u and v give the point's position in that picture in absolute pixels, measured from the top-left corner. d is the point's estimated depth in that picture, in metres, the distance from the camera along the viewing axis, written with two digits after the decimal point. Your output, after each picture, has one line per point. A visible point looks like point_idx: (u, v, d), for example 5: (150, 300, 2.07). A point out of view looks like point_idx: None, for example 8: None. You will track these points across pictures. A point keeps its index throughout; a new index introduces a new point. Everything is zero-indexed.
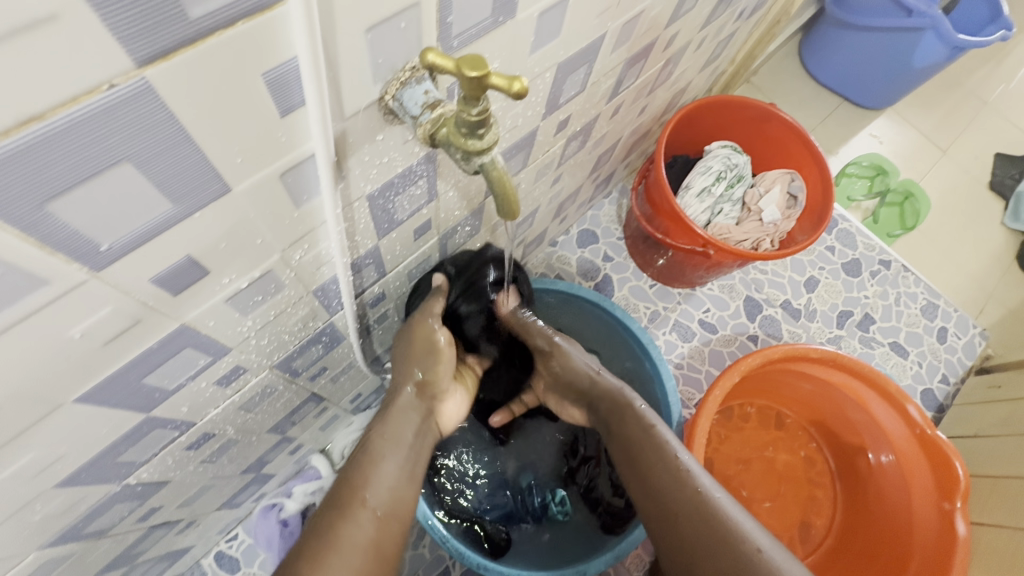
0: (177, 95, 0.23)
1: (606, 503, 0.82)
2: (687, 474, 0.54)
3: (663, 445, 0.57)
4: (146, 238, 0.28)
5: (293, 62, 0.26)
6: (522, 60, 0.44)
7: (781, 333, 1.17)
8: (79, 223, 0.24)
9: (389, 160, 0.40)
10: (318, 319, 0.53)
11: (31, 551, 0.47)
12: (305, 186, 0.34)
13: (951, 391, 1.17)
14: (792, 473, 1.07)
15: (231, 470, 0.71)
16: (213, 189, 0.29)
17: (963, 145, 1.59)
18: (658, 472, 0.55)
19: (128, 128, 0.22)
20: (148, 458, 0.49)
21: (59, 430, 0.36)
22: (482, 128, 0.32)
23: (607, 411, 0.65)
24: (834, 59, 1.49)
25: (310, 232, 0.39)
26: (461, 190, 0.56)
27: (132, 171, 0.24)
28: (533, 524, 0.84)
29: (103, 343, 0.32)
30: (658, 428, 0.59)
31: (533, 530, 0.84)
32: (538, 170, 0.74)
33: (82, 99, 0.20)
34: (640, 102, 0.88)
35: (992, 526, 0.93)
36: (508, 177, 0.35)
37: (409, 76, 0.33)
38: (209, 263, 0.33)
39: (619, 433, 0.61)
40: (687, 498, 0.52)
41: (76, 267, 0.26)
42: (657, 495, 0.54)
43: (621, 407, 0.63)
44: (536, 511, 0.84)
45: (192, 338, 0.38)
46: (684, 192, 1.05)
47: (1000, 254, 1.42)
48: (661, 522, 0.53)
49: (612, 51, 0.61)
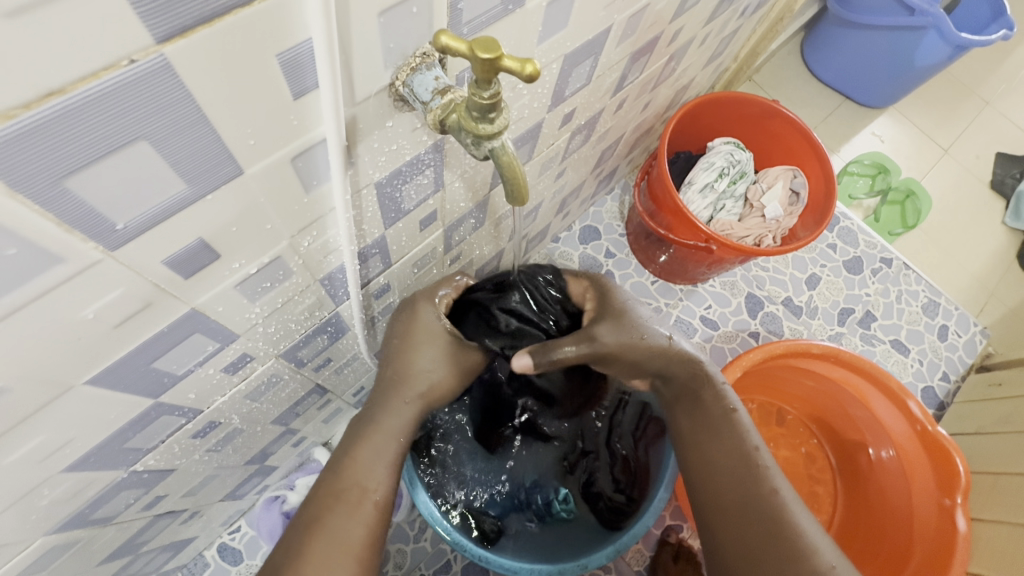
0: (195, 73, 0.23)
1: (607, 498, 0.82)
2: (762, 471, 0.58)
3: (741, 430, 0.61)
4: (160, 219, 0.28)
5: (307, 44, 0.26)
6: (530, 49, 0.44)
7: (782, 330, 1.17)
8: (95, 201, 0.25)
9: (397, 148, 0.40)
10: (323, 308, 0.53)
11: (37, 536, 0.47)
12: (314, 172, 0.35)
13: (951, 389, 1.17)
14: (793, 469, 1.08)
15: (235, 461, 0.71)
16: (226, 171, 0.29)
17: (964, 145, 1.59)
18: (726, 457, 0.59)
19: (145, 105, 0.23)
20: (155, 445, 0.49)
21: (68, 412, 0.36)
22: (493, 112, 0.32)
23: (682, 386, 0.65)
24: (836, 58, 1.49)
25: (318, 219, 0.40)
26: (467, 181, 0.56)
27: (148, 150, 0.24)
28: (537, 523, 0.82)
29: (114, 325, 0.32)
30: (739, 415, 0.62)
31: (538, 529, 0.81)
32: (543, 163, 0.74)
33: (102, 74, 0.21)
34: (643, 97, 0.88)
35: (994, 521, 0.93)
36: (518, 163, 0.35)
37: (420, 62, 0.33)
38: (219, 247, 0.34)
39: (696, 412, 0.63)
40: (762, 496, 0.56)
41: (91, 246, 0.26)
42: (729, 480, 0.58)
43: (700, 387, 0.64)
44: (538, 510, 0.82)
45: (200, 323, 0.39)
46: (687, 188, 1.06)
47: (1001, 253, 1.43)
48: (721, 504, 0.58)
49: (618, 45, 0.61)
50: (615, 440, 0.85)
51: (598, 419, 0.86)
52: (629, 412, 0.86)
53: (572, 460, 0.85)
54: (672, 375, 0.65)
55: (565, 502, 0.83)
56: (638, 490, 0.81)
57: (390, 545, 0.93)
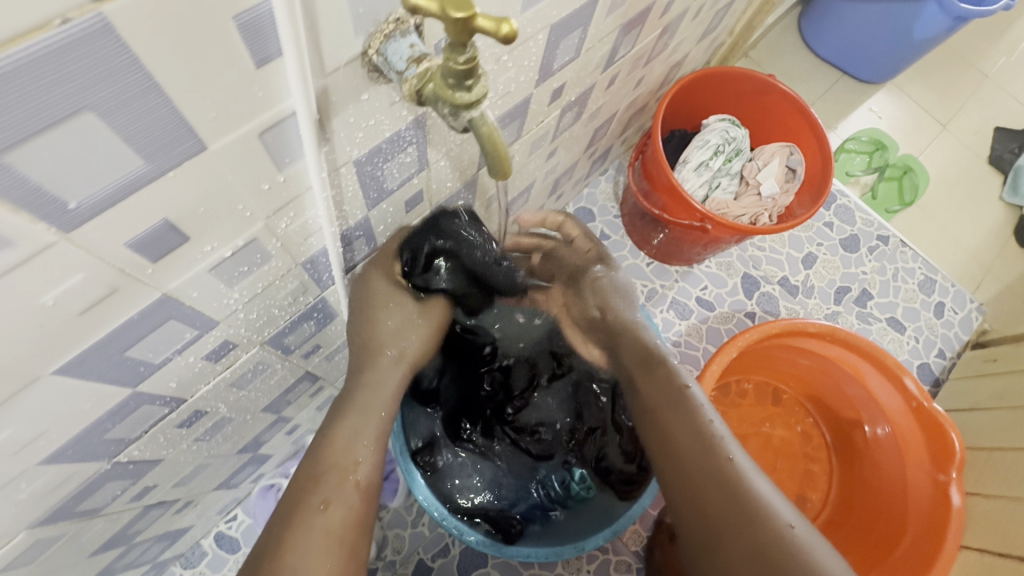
0: (139, 35, 0.21)
1: (618, 471, 0.81)
2: (716, 444, 0.58)
3: (694, 409, 0.61)
4: (118, 199, 0.27)
5: (266, 5, 0.24)
6: (513, 18, 0.42)
7: (779, 310, 1.16)
8: (40, 177, 0.23)
9: (375, 123, 0.38)
10: (308, 293, 0.52)
11: (21, 530, 0.47)
12: (286, 148, 0.33)
13: (947, 365, 1.17)
14: (789, 448, 1.08)
15: (227, 450, 0.70)
16: (186, 146, 0.27)
17: (963, 119, 1.57)
18: (681, 431, 0.60)
19: (86, 70, 0.21)
20: (139, 436, 0.48)
21: (40, 403, 0.34)
22: (471, 79, 0.31)
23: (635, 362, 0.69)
24: (834, 32, 1.46)
25: (295, 199, 0.38)
26: (453, 160, 0.54)
27: (95, 121, 0.23)
28: (561, 510, 0.81)
29: (79, 312, 0.31)
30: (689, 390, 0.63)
31: (564, 517, 0.80)
32: (532, 142, 0.72)
33: (33, 35, 0.19)
34: (636, 73, 0.86)
35: (988, 495, 0.94)
36: (499, 135, 0.34)
37: (393, 29, 0.32)
38: (187, 229, 0.32)
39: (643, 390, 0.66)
40: (717, 465, 0.56)
41: (42, 227, 0.25)
42: (678, 457, 0.59)
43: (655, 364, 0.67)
44: (558, 495, 0.81)
45: (175, 309, 0.37)
46: (682, 167, 1.04)
47: (998, 229, 1.41)
48: (681, 484, 0.57)
49: (607, 15, 0.59)
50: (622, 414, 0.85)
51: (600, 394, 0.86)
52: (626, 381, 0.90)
53: (579, 440, 0.85)
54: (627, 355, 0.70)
55: (582, 482, 0.82)
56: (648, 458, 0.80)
57: (388, 531, 0.94)
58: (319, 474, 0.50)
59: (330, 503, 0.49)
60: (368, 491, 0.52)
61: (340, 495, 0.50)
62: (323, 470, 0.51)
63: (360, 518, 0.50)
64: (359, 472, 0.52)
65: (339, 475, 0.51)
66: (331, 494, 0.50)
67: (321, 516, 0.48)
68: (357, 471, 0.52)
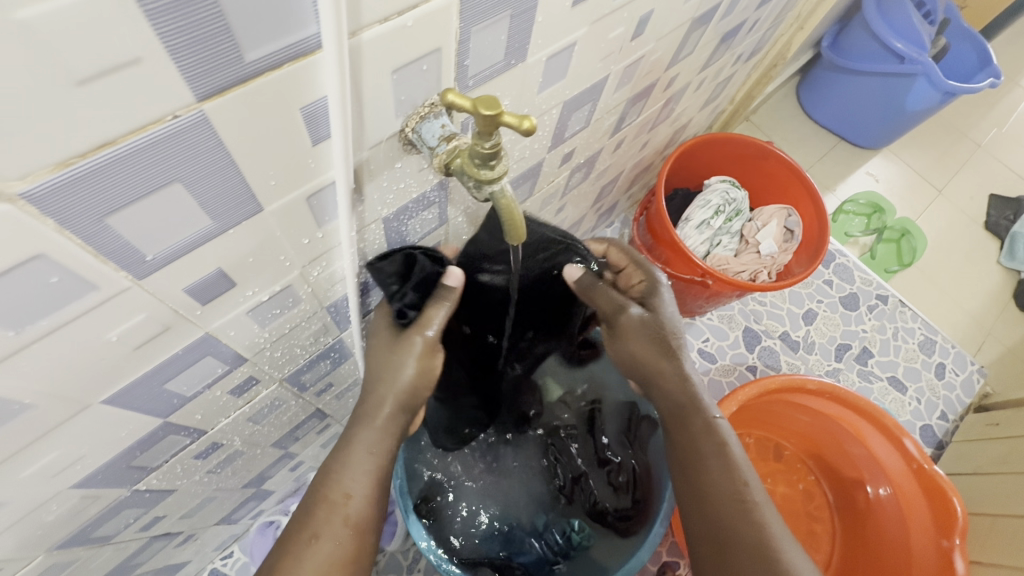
0: (225, 126, 0.26)
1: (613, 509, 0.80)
2: (752, 509, 0.53)
3: (734, 469, 0.55)
4: (185, 252, 0.31)
5: (323, 100, 0.29)
6: (531, 97, 0.48)
7: (780, 365, 1.18)
8: (129, 235, 0.27)
9: (404, 186, 0.43)
10: (328, 334, 0.55)
11: (39, 553, 0.48)
12: (327, 209, 0.37)
13: (950, 428, 1.17)
14: (791, 506, 1.07)
15: (233, 483, 0.72)
16: (248, 208, 0.32)
17: (958, 186, 1.64)
18: (716, 491, 0.55)
19: (183, 152, 0.25)
20: (159, 465, 0.51)
21: (82, 429, 0.37)
22: (494, 159, 0.35)
23: (669, 411, 0.60)
24: (829, 101, 1.56)
25: (328, 251, 0.42)
26: (470, 216, 0.59)
27: (180, 190, 0.27)
28: (564, 562, 0.79)
29: (134, 347, 0.34)
30: (729, 445, 0.57)
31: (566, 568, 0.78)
32: (543, 198, 0.77)
33: (148, 128, 0.23)
34: (641, 137, 0.92)
35: (992, 565, 0.92)
36: (515, 205, 0.38)
37: (427, 112, 0.37)
38: (236, 276, 0.36)
39: (675, 439, 0.59)
40: (751, 531, 0.51)
41: (122, 275, 0.29)
42: (713, 514, 0.54)
43: (688, 413, 0.59)
44: (560, 547, 0.79)
45: (212, 346, 0.41)
46: (684, 224, 1.09)
47: (997, 293, 1.44)
48: (706, 540, 0.54)
49: (615, 91, 0.65)
50: (606, 450, 0.85)
51: (572, 439, 0.87)
52: (610, 423, 0.85)
53: (565, 490, 0.84)
54: (660, 400, 0.61)
55: (580, 531, 0.80)
56: (641, 490, 0.79)
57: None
58: (309, 507, 0.47)
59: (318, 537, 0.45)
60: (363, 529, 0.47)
61: (329, 530, 0.46)
62: (314, 503, 0.47)
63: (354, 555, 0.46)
64: (351, 506, 0.47)
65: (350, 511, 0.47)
66: (321, 527, 0.46)
67: (308, 551, 0.45)
68: (348, 505, 0.47)
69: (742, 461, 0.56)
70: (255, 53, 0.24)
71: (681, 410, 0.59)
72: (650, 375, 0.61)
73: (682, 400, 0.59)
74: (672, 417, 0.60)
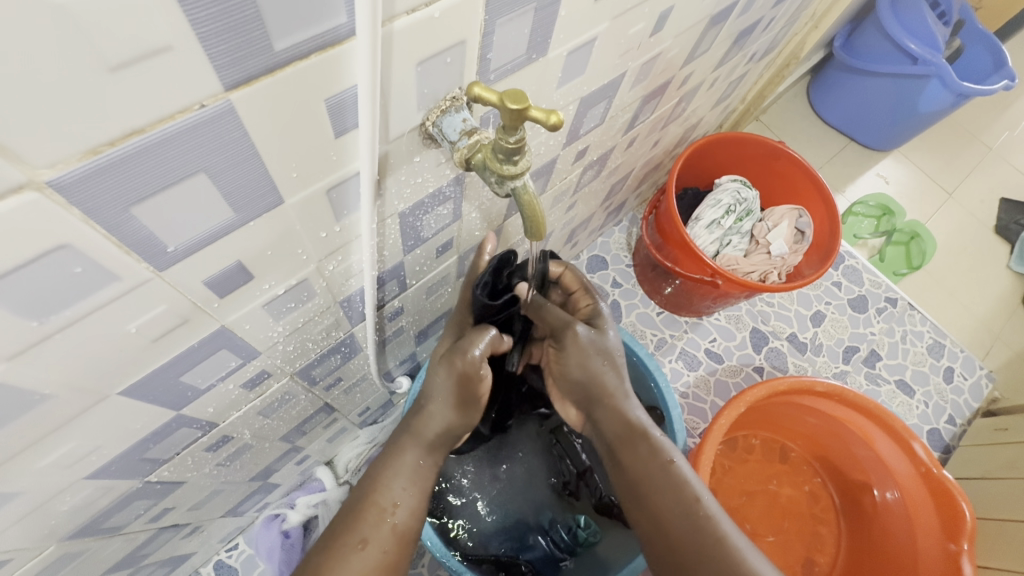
0: (252, 117, 0.26)
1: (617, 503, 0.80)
2: (708, 521, 0.51)
3: (679, 486, 0.53)
4: (206, 244, 0.30)
5: (352, 89, 0.29)
6: (549, 93, 0.47)
7: (787, 366, 1.18)
8: (153, 226, 0.27)
9: (422, 181, 0.43)
10: (340, 329, 0.55)
11: (51, 543, 0.48)
12: (346, 202, 0.37)
13: (957, 432, 1.17)
14: (795, 508, 1.07)
15: (241, 476, 0.72)
16: (268, 201, 0.31)
17: (968, 189, 1.62)
18: (672, 514, 0.52)
19: (209, 142, 0.25)
20: (171, 457, 0.51)
21: (98, 420, 0.37)
22: (517, 155, 0.34)
23: (614, 436, 0.58)
24: (840, 101, 1.54)
25: (345, 245, 0.42)
26: (484, 212, 0.59)
27: (205, 181, 0.27)
28: (570, 559, 0.81)
29: (152, 339, 0.34)
30: (677, 463, 0.54)
31: (574, 565, 0.80)
32: (555, 195, 0.77)
33: (177, 117, 0.23)
34: (654, 135, 0.92)
35: (999, 569, 0.92)
36: (537, 201, 0.38)
37: (449, 105, 0.36)
38: (254, 269, 0.36)
39: (625, 464, 0.56)
40: (714, 548, 0.49)
41: (144, 266, 0.28)
42: (673, 540, 0.51)
43: (634, 436, 0.56)
44: (566, 544, 0.80)
45: (227, 339, 0.40)
46: (694, 224, 1.08)
47: (1006, 298, 1.43)
48: (672, 565, 0.51)
49: (631, 88, 0.64)
50: None
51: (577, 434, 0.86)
52: None
53: (572, 485, 0.85)
54: (604, 426, 0.59)
55: (587, 528, 0.81)
56: None
57: None
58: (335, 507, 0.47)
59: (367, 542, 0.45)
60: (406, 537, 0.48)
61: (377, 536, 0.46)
62: (363, 507, 0.47)
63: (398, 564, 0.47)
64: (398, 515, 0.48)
65: (361, 507, 0.47)
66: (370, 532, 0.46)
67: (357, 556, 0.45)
68: (395, 513, 0.48)
69: (692, 477, 0.54)
70: (284, 42, 0.24)
71: (625, 434, 0.57)
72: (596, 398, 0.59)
73: (621, 425, 0.58)
74: (619, 442, 0.57)
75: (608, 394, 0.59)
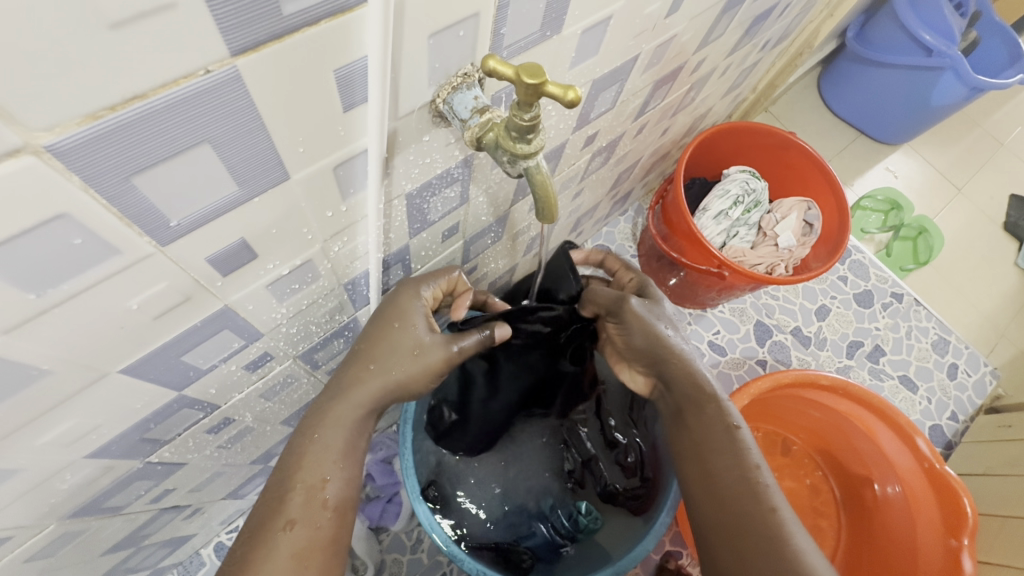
0: (258, 86, 0.25)
1: (622, 490, 0.79)
2: (764, 491, 0.51)
3: (743, 449, 0.53)
4: (211, 219, 0.30)
5: (362, 61, 0.28)
6: (562, 74, 0.46)
7: (790, 360, 1.17)
8: (155, 198, 0.26)
9: (430, 161, 0.42)
10: (344, 312, 0.54)
11: (51, 522, 0.48)
12: (352, 181, 0.36)
13: (959, 429, 1.16)
14: (796, 501, 1.07)
15: (242, 459, 0.71)
16: (274, 176, 0.30)
17: (978, 185, 1.60)
18: (728, 475, 0.53)
19: (213, 111, 0.24)
20: (172, 438, 0.50)
21: (98, 398, 0.37)
22: (531, 133, 0.33)
23: (681, 396, 0.58)
24: (851, 93, 1.52)
25: (350, 226, 0.41)
26: (491, 196, 0.57)
27: (209, 153, 0.26)
28: (571, 545, 0.81)
29: (154, 317, 0.33)
30: (742, 429, 0.55)
31: (575, 551, 0.80)
32: (562, 182, 0.75)
33: (181, 82, 0.22)
34: (663, 122, 0.90)
35: (1000, 565, 0.92)
36: (550, 182, 0.37)
37: (461, 82, 0.35)
38: (258, 247, 0.35)
39: (689, 423, 0.57)
40: (761, 514, 0.49)
41: (146, 240, 0.28)
42: (729, 498, 0.52)
43: (701, 398, 0.56)
44: (568, 530, 0.81)
45: (230, 320, 0.40)
46: (701, 214, 1.07)
47: (1013, 295, 1.42)
48: (719, 524, 0.51)
49: (643, 72, 0.63)
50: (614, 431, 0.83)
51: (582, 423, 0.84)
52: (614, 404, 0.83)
53: (576, 474, 0.84)
54: (673, 386, 0.59)
55: (588, 514, 0.81)
56: (651, 470, 0.79)
57: (387, 555, 0.93)
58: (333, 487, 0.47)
59: (294, 523, 0.45)
60: (342, 510, 0.48)
61: (306, 516, 0.45)
62: (289, 488, 0.46)
63: (335, 538, 0.46)
64: (328, 490, 0.47)
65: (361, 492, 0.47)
66: (298, 513, 0.45)
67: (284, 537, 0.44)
68: (326, 489, 0.47)
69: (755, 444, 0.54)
70: (294, 6, 0.22)
71: (695, 394, 0.57)
72: (661, 361, 0.59)
73: (690, 388, 0.57)
74: (685, 402, 0.58)
75: (672, 356, 0.58)
